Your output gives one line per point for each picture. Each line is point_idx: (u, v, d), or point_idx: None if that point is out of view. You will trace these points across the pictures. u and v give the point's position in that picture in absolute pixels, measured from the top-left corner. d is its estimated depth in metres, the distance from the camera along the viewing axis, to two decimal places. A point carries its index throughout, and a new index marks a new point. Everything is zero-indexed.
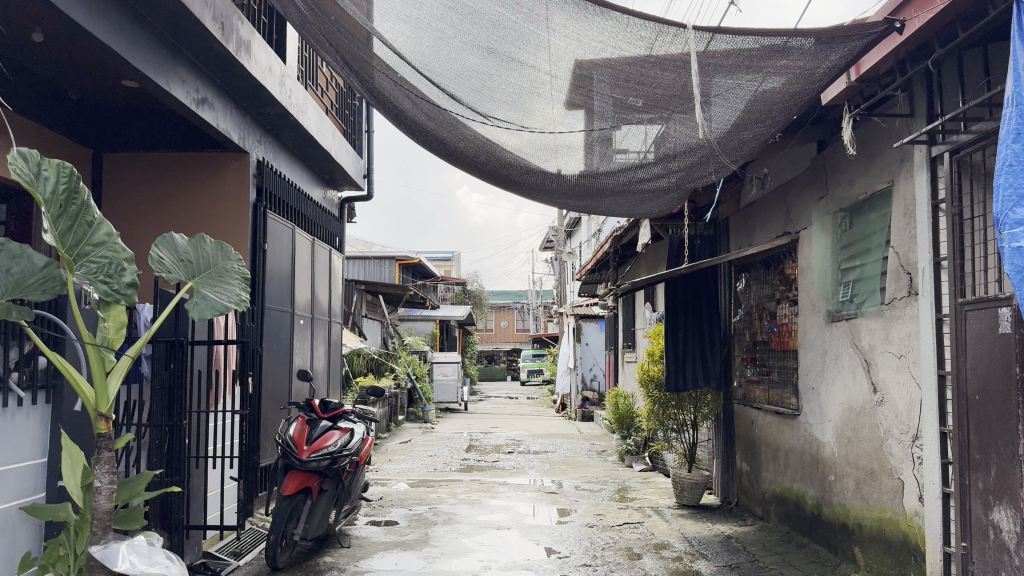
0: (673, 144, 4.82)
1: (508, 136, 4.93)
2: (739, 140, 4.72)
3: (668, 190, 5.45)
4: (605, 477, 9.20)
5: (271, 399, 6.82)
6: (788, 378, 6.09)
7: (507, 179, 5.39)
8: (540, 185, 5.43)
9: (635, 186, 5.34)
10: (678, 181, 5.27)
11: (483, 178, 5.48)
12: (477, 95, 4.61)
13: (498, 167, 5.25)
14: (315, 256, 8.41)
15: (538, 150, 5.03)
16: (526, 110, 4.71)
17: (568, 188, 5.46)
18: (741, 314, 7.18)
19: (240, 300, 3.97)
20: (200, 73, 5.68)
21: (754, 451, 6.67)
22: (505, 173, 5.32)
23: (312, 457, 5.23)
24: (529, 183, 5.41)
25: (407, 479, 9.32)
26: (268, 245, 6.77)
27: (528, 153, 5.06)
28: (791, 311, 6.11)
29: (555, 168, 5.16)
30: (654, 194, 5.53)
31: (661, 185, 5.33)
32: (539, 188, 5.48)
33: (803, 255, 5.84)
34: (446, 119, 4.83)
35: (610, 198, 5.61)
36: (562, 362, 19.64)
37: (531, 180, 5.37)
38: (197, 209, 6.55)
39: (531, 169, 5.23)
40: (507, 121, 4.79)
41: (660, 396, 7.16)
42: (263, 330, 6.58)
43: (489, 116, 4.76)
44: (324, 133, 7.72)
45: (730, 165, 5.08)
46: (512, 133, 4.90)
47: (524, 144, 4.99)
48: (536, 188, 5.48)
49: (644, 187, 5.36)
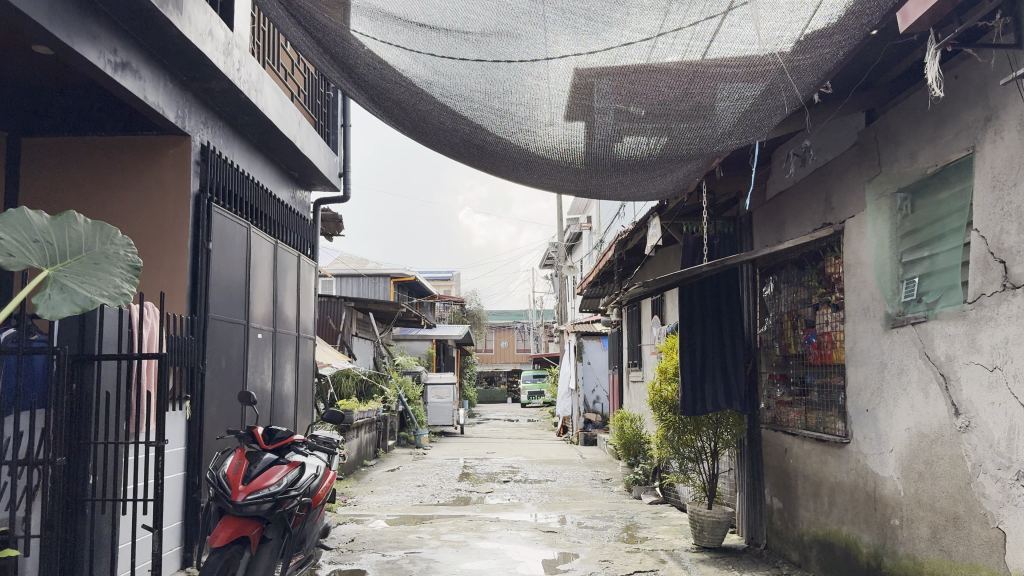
0: (694, 90, 3.85)
1: (480, 83, 4.06)
2: (785, 94, 3.75)
3: (674, 169, 4.72)
4: (612, 512, 8.11)
5: (215, 427, 5.76)
6: (832, 399, 5.08)
7: (484, 154, 4.67)
8: (524, 158, 4.65)
9: (636, 160, 4.54)
10: (685, 160, 4.53)
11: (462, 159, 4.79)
12: (457, 17, 3.67)
13: (472, 142, 4.53)
14: (280, 260, 7.37)
15: (523, 91, 4.09)
16: (499, 48, 3.83)
17: (559, 164, 4.67)
18: (768, 324, 6.14)
19: (121, 295, 3.05)
20: (120, 31, 4.66)
21: (789, 486, 5.64)
22: (483, 150, 4.62)
23: (248, 500, 4.25)
24: (508, 156, 4.65)
25: (388, 515, 8.23)
26: (214, 244, 5.74)
27: (505, 112, 4.23)
28: (834, 318, 5.09)
29: (537, 125, 4.30)
30: (658, 174, 4.79)
31: (666, 166, 4.61)
32: (525, 162, 4.71)
33: (849, 249, 4.82)
34: (401, 79, 4.11)
35: (608, 179, 4.85)
36: (564, 382, 18.58)
37: (515, 154, 4.62)
38: (129, 205, 5.50)
39: (507, 142, 4.48)
40: (483, 56, 3.89)
41: (675, 420, 6.19)
42: (206, 343, 5.55)
43: (452, 54, 3.89)
44: (287, 120, 6.74)
45: (767, 127, 4.07)
46: (492, 87, 4.08)
47: (506, 81, 4.04)
48: (523, 162, 4.71)
49: (645, 163, 4.57)
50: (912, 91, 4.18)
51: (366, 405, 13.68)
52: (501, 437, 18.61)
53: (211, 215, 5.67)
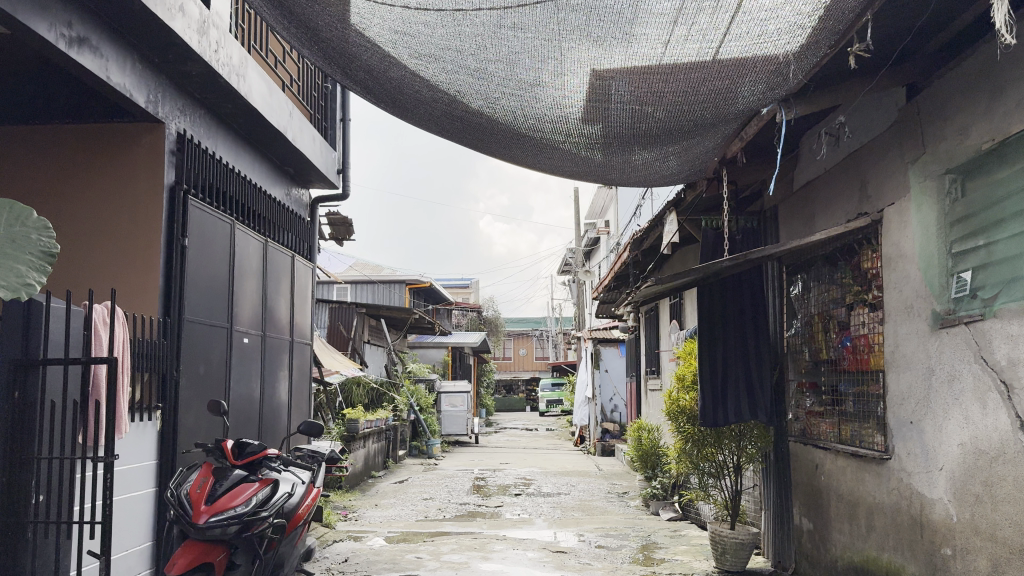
0: (698, 25, 3.38)
1: (449, 37, 3.68)
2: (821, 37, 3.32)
3: (680, 135, 4.38)
4: (627, 530, 7.58)
5: (191, 439, 5.31)
6: (869, 409, 4.54)
7: (472, 121, 4.35)
8: (512, 126, 4.36)
9: (638, 120, 4.18)
10: (685, 123, 4.21)
11: (455, 130, 4.46)
12: None
13: (453, 111, 4.27)
14: (271, 260, 6.94)
15: (493, 44, 3.69)
16: None
17: (551, 130, 4.39)
18: (796, 327, 5.59)
19: (25, 286, 2.71)
20: (75, 2, 4.23)
21: (820, 504, 5.09)
22: (469, 120, 4.36)
23: (211, 523, 3.78)
24: (497, 125, 4.36)
25: (389, 532, 7.74)
26: (191, 239, 5.29)
27: (483, 70, 3.88)
28: (871, 319, 4.55)
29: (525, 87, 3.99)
30: (658, 143, 4.48)
31: (663, 133, 4.33)
32: (514, 134, 4.43)
33: (889, 240, 4.27)
34: (365, 40, 3.80)
35: (607, 145, 4.52)
36: (581, 390, 18.03)
37: (505, 124, 4.33)
38: (101, 198, 5.08)
39: (491, 106, 4.18)
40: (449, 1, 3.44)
41: (694, 432, 5.68)
42: (179, 346, 5.10)
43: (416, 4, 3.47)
44: (276, 109, 6.31)
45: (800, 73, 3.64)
46: (468, 42, 3.71)
47: (482, 34, 3.65)
48: (515, 133, 4.43)
49: (651, 122, 4.20)
50: (962, 56, 3.65)
51: (375, 414, 13.26)
52: (517, 447, 18.09)
53: (188, 207, 5.21)
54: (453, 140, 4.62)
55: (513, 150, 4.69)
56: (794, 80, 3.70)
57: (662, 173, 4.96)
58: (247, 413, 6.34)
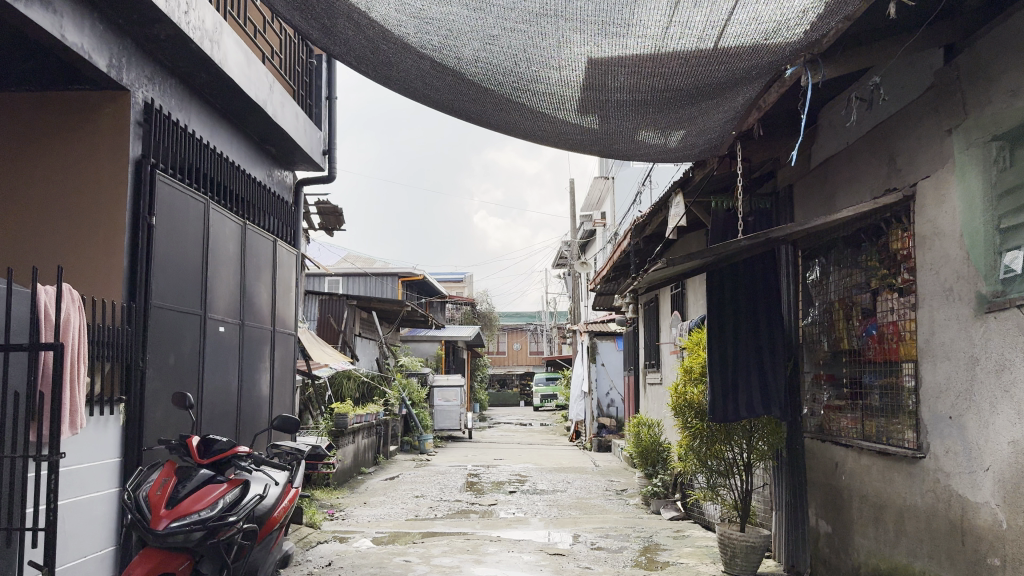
0: None
1: None
2: None
3: (693, 100, 3.95)
4: (627, 530, 7.19)
5: (159, 434, 4.90)
6: (897, 403, 4.16)
7: (465, 82, 3.88)
8: (514, 74, 3.78)
9: (646, 78, 3.76)
10: (702, 83, 3.76)
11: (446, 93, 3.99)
12: None
13: (446, 58, 3.68)
14: (251, 245, 6.51)
15: None
16: None
17: (557, 77, 3.80)
18: (814, 315, 5.21)
19: None
20: None
21: (842, 506, 4.71)
22: (461, 83, 3.90)
23: (171, 530, 3.37)
24: (493, 81, 3.85)
25: (377, 532, 7.35)
26: (159, 218, 4.86)
27: None
28: (900, 305, 4.17)
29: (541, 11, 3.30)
30: (669, 108, 4.04)
31: (683, 79, 3.71)
32: (512, 98, 4.00)
33: (924, 218, 3.88)
34: None
35: (617, 102, 3.98)
36: (577, 384, 17.66)
37: (501, 87, 3.90)
38: (60, 174, 4.65)
39: (488, 49, 3.59)
40: None
41: (702, 428, 5.30)
42: (145, 335, 4.67)
43: None
44: (254, 81, 5.88)
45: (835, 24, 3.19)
46: None
47: None
48: (515, 86, 3.88)
49: (662, 82, 3.78)
50: (1009, 10, 3.25)
51: (365, 408, 12.85)
52: (511, 442, 17.72)
53: (155, 183, 4.78)
54: (442, 107, 4.20)
55: (510, 118, 4.27)
56: (828, 31, 3.23)
57: (671, 146, 4.56)
58: (224, 407, 5.92)
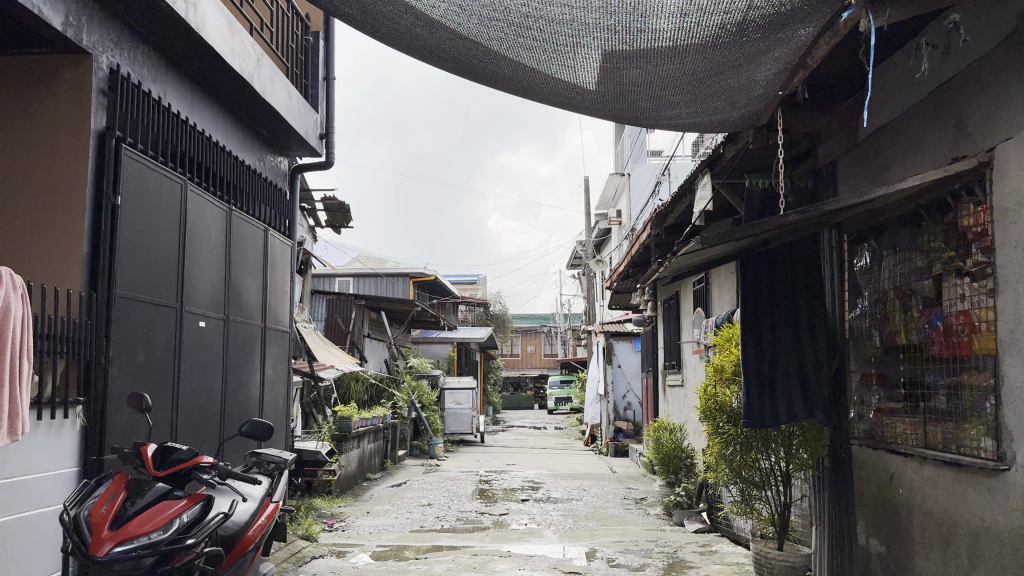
0: None
1: None
2: None
3: (733, 48, 3.36)
4: (649, 544, 6.60)
5: (126, 440, 4.37)
6: (967, 405, 3.58)
7: (467, 24, 3.31)
8: (521, 4, 3.15)
9: (678, 21, 3.19)
10: (744, 25, 3.18)
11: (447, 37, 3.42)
12: None
13: None
14: (237, 234, 5.98)
15: None
16: None
17: (571, 10, 3.18)
18: (861, 307, 4.62)
19: None
20: None
21: (899, 525, 4.12)
22: (464, 25, 3.33)
23: (114, 557, 2.83)
24: (498, 17, 3.25)
25: (378, 545, 6.81)
26: (127, 198, 4.33)
27: None
28: (971, 291, 3.58)
29: None
30: (704, 57, 3.45)
31: (725, 8, 3.07)
32: (522, 44, 3.43)
33: (1006, 187, 3.29)
34: None
35: (646, 41, 3.37)
36: (593, 386, 17.08)
37: (509, 29, 3.33)
38: (16, 144, 4.15)
39: None
40: None
41: (737, 435, 4.80)
42: (108, 327, 4.14)
43: None
44: (238, 53, 5.36)
45: None
46: None
47: None
48: (522, 16, 3.23)
49: (695, 27, 3.21)
50: None
51: (373, 411, 12.31)
52: (524, 447, 17.17)
53: (122, 159, 4.25)
54: (441, 58, 3.63)
55: (521, 71, 3.71)
56: None
57: (705, 108, 3.99)
58: (205, 410, 5.39)
